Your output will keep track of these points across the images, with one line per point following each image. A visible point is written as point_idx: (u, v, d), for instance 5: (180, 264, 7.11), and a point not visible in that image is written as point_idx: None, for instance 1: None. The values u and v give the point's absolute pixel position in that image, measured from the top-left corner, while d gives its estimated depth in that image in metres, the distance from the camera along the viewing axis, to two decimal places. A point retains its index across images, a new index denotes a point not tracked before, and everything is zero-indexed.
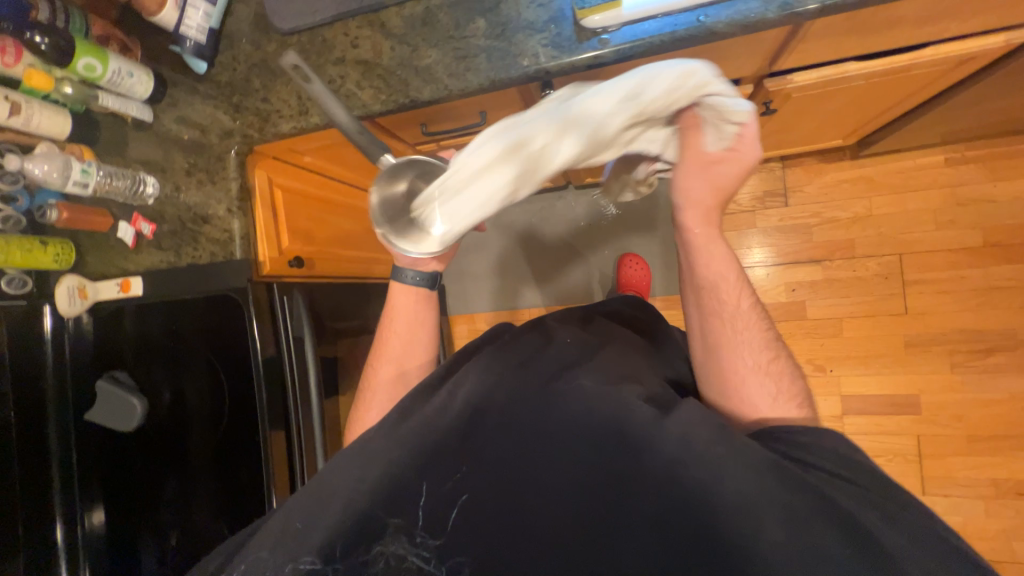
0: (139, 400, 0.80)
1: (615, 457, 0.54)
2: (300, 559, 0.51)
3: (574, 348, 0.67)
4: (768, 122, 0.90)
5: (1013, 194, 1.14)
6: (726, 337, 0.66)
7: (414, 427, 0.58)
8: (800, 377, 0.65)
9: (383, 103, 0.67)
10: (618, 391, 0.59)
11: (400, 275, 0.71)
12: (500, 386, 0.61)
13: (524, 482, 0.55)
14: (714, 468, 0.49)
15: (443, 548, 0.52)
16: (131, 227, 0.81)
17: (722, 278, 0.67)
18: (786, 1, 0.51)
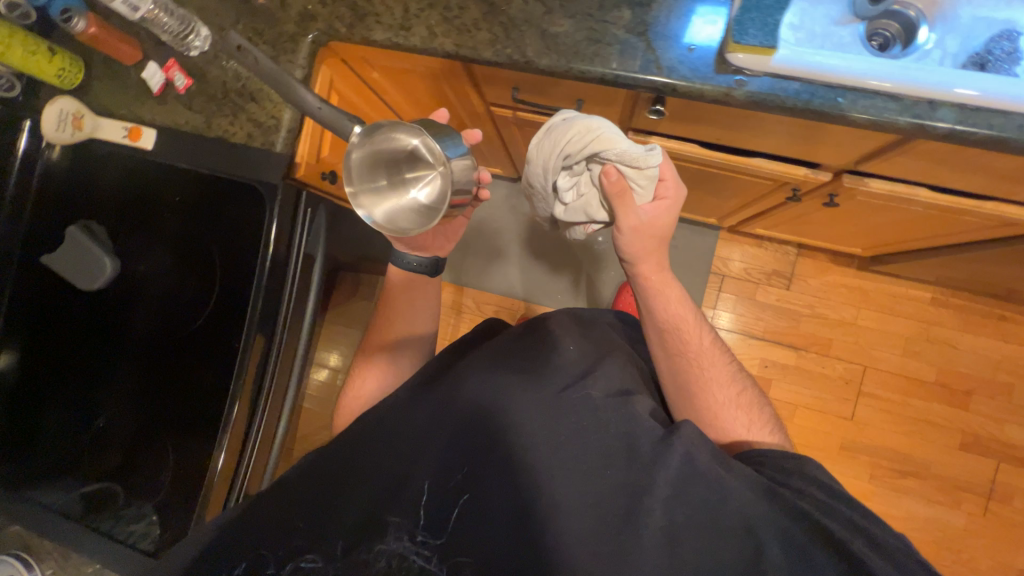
0: (112, 262, 0.73)
1: (624, 468, 0.58)
2: (299, 557, 0.55)
3: (576, 360, 0.70)
4: (818, 211, 0.93)
5: (974, 347, 1.27)
6: (698, 377, 0.72)
7: (416, 433, 0.62)
8: (766, 404, 0.74)
9: (494, 52, 0.63)
10: (626, 412, 0.63)
11: (404, 259, 0.78)
12: (505, 391, 0.64)
13: (537, 483, 0.57)
14: (717, 487, 0.56)
15: (445, 546, 0.55)
16: (161, 72, 0.71)
17: (680, 318, 0.75)
18: (918, 113, 0.53)
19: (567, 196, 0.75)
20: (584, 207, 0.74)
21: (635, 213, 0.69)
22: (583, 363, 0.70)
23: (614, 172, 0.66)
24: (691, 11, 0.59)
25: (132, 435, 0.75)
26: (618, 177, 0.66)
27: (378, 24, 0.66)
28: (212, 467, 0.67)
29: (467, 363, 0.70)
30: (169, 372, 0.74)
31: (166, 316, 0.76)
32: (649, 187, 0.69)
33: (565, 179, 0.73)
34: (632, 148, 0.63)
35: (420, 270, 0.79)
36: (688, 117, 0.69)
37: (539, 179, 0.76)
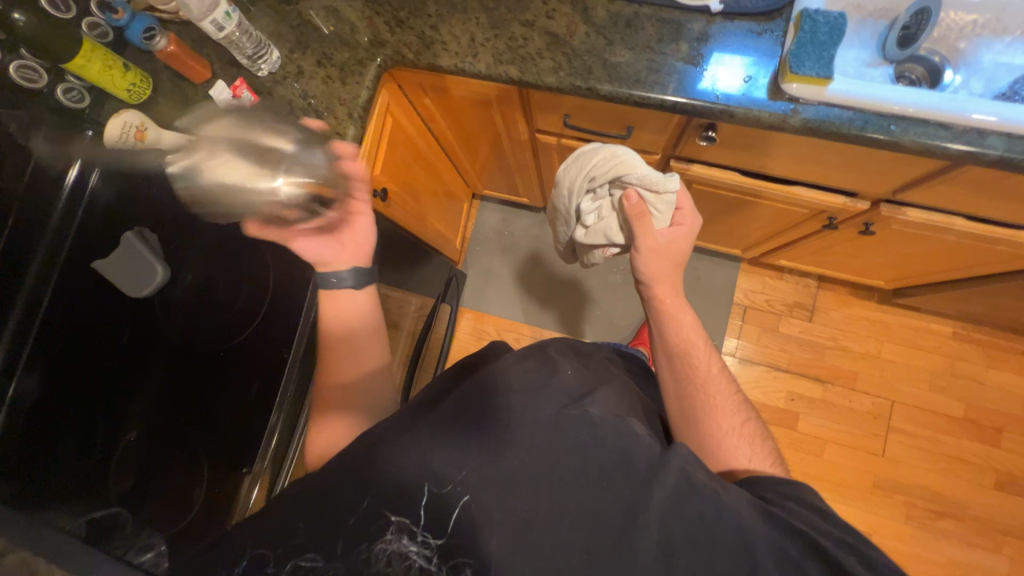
0: (163, 271, 0.72)
1: (619, 484, 0.50)
2: (299, 556, 0.47)
3: (575, 382, 0.61)
4: (849, 241, 0.96)
5: (999, 382, 1.27)
6: (703, 402, 0.66)
7: (402, 431, 0.53)
8: (769, 437, 0.67)
9: (558, 78, 0.66)
10: (622, 427, 0.55)
11: (326, 278, 0.69)
12: (498, 399, 0.55)
13: (521, 500, 0.49)
14: (712, 501, 0.49)
15: (448, 546, 0.48)
16: (229, 90, 0.74)
17: (694, 343, 0.70)
18: (970, 141, 0.56)
19: (589, 219, 0.78)
20: (605, 230, 0.77)
21: (653, 235, 0.71)
22: (580, 385, 0.61)
23: (635, 196, 0.70)
24: (746, 46, 0.63)
25: (161, 456, 0.70)
26: (638, 200, 0.70)
27: (444, 52, 0.70)
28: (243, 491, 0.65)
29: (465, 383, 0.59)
30: (210, 391, 0.70)
31: (201, 325, 0.73)
32: (666, 212, 0.72)
33: (588, 202, 0.77)
34: (651, 173, 0.69)
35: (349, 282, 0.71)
36: (736, 145, 0.72)
37: (565, 203, 0.81)
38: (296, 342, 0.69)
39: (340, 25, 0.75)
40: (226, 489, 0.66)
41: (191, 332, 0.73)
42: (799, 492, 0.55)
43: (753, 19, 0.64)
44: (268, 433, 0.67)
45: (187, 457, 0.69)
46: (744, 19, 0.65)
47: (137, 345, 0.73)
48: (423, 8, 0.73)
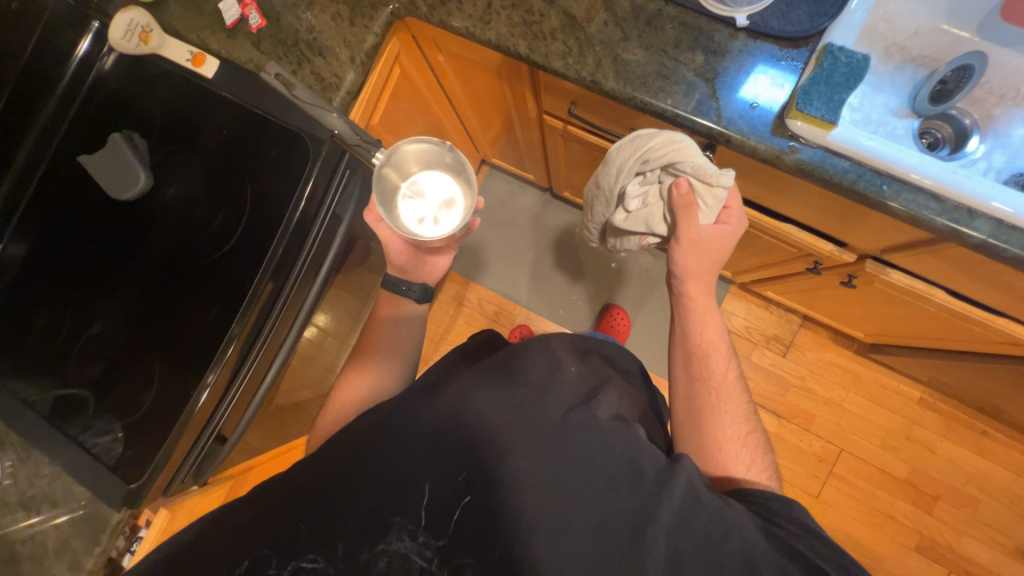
0: (146, 179, 0.72)
1: (624, 493, 0.52)
2: (300, 557, 0.50)
3: (578, 382, 0.64)
4: (834, 289, 0.95)
5: (951, 455, 1.28)
6: (711, 403, 0.67)
7: (415, 428, 0.56)
8: (770, 448, 0.67)
9: (565, 65, 0.64)
10: (629, 437, 0.57)
11: (404, 289, 0.80)
12: (511, 401, 0.58)
13: (540, 501, 0.51)
14: (720, 520, 0.51)
15: (448, 549, 0.50)
16: (237, 8, 0.73)
17: (712, 347, 0.70)
18: (952, 219, 0.55)
19: (633, 202, 0.72)
20: (647, 217, 0.72)
21: (697, 229, 0.67)
22: (583, 386, 0.64)
23: (685, 185, 0.65)
24: (762, 71, 0.61)
25: (123, 353, 0.73)
26: (687, 190, 0.65)
27: (459, 12, 0.67)
28: (194, 398, 0.70)
29: (470, 372, 0.63)
30: (171, 301, 0.73)
31: (169, 242, 0.73)
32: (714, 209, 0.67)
33: (635, 185, 0.70)
34: (708, 163, 0.62)
35: (416, 297, 0.81)
36: (733, 170, 0.70)
37: (609, 182, 0.73)
38: (267, 258, 0.69)
39: None
40: (181, 393, 0.71)
41: (158, 243, 0.74)
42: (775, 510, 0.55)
43: (777, 42, 0.61)
44: (224, 342, 0.69)
45: (145, 359, 0.73)
46: (769, 41, 0.61)
47: (114, 241, 0.75)
48: None
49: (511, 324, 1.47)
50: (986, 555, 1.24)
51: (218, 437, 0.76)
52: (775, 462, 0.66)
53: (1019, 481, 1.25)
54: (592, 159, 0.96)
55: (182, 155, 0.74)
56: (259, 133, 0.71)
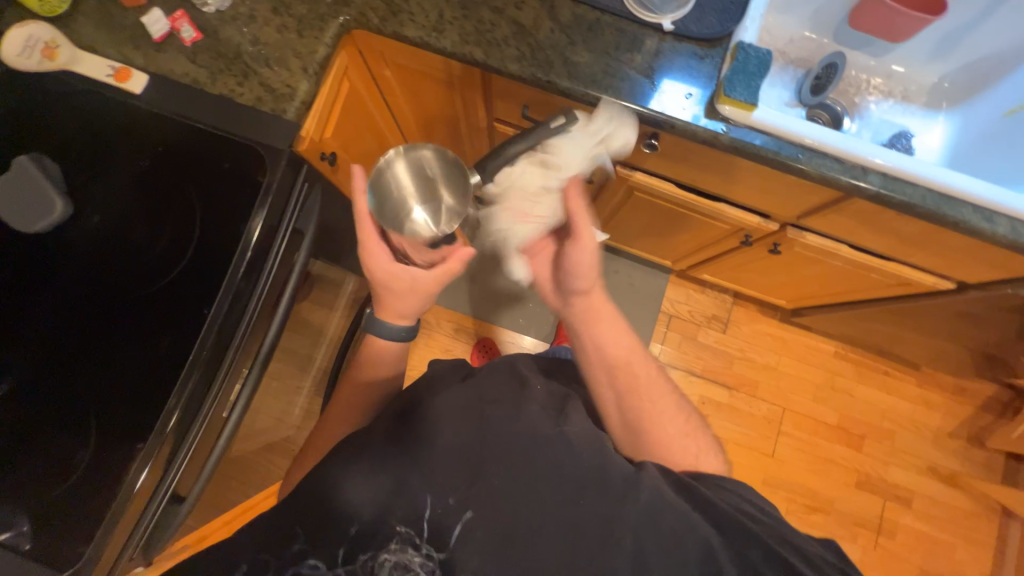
0: (63, 205, 0.63)
1: (593, 500, 0.51)
2: (302, 561, 0.50)
3: (546, 396, 0.63)
4: (761, 259, 1.09)
5: (866, 397, 1.48)
6: (643, 408, 0.66)
7: (408, 438, 0.55)
8: (706, 425, 0.69)
9: (521, 67, 0.69)
10: (599, 444, 0.56)
11: (387, 330, 0.69)
12: (481, 425, 0.55)
13: (504, 514, 0.50)
14: (683, 518, 0.50)
15: (448, 560, 0.50)
16: (166, 21, 0.69)
17: (627, 351, 0.69)
18: (853, 176, 0.67)
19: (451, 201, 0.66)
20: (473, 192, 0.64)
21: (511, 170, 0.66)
22: (553, 401, 0.62)
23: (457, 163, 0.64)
24: (689, 68, 0.70)
25: (41, 418, 0.60)
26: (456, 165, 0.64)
27: (412, 23, 0.70)
28: (128, 484, 0.58)
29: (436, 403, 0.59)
30: (99, 340, 0.62)
31: (95, 273, 0.64)
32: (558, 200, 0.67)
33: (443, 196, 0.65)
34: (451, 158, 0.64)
35: (400, 338, 0.70)
36: (674, 156, 0.79)
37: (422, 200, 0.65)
38: (207, 324, 0.61)
39: None
40: (124, 452, 0.59)
41: (81, 277, 0.64)
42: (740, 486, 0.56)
43: (697, 44, 0.72)
44: (163, 414, 0.59)
45: (71, 420, 0.60)
46: (690, 43, 0.71)
47: (21, 284, 0.63)
48: None
49: (474, 339, 1.46)
50: (909, 479, 1.44)
51: (174, 496, 0.64)
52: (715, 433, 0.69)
53: (920, 409, 1.48)
54: None
55: (111, 176, 0.66)
56: (202, 147, 0.66)
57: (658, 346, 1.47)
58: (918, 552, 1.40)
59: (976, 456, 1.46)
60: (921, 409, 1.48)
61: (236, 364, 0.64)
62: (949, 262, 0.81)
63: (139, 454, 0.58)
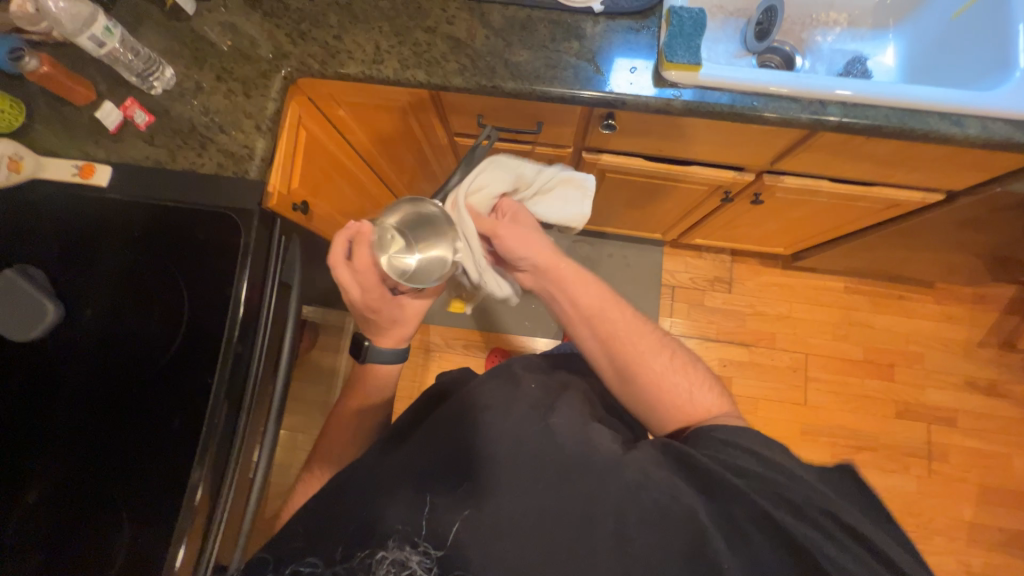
0: (55, 307, 0.65)
1: (578, 485, 0.50)
2: (299, 561, 0.50)
3: (539, 392, 0.61)
4: (747, 212, 1.08)
5: (887, 325, 1.46)
6: (628, 354, 0.66)
7: (410, 448, 0.56)
8: (700, 362, 0.69)
9: (464, 79, 0.70)
10: (587, 430, 0.56)
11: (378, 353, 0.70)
12: (470, 426, 0.56)
13: (490, 505, 0.50)
14: (669, 490, 0.50)
15: (446, 559, 0.49)
16: (119, 111, 0.71)
17: (603, 302, 0.69)
18: (813, 111, 0.67)
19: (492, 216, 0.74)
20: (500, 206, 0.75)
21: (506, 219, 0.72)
22: (544, 397, 0.61)
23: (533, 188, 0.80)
24: (628, 42, 0.71)
25: (73, 516, 0.61)
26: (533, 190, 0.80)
27: (351, 60, 0.72)
28: (168, 564, 0.58)
29: (430, 416, 0.60)
30: (118, 428, 0.63)
31: (102, 366, 0.65)
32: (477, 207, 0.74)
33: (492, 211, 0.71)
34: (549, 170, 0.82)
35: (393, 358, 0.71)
36: (634, 131, 0.80)
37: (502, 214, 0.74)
38: (216, 390, 0.63)
39: (239, 39, 0.74)
40: (160, 530, 0.60)
41: (87, 372, 0.65)
42: (730, 437, 0.56)
43: (631, 18, 0.72)
44: (190, 489, 0.60)
45: (102, 512, 0.61)
46: (624, 19, 0.72)
47: (31, 391, 0.64)
48: (325, 19, 0.74)
49: (485, 351, 1.46)
50: (948, 398, 1.41)
51: (218, 567, 0.63)
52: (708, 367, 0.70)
53: (943, 326, 1.46)
54: None
55: (95, 269, 0.67)
56: (177, 222, 0.68)
57: (668, 319, 1.46)
58: (976, 470, 1.36)
59: (1012, 360, 1.42)
60: (945, 325, 1.46)
61: (250, 426, 0.65)
62: (931, 174, 0.80)
63: (175, 533, 0.59)
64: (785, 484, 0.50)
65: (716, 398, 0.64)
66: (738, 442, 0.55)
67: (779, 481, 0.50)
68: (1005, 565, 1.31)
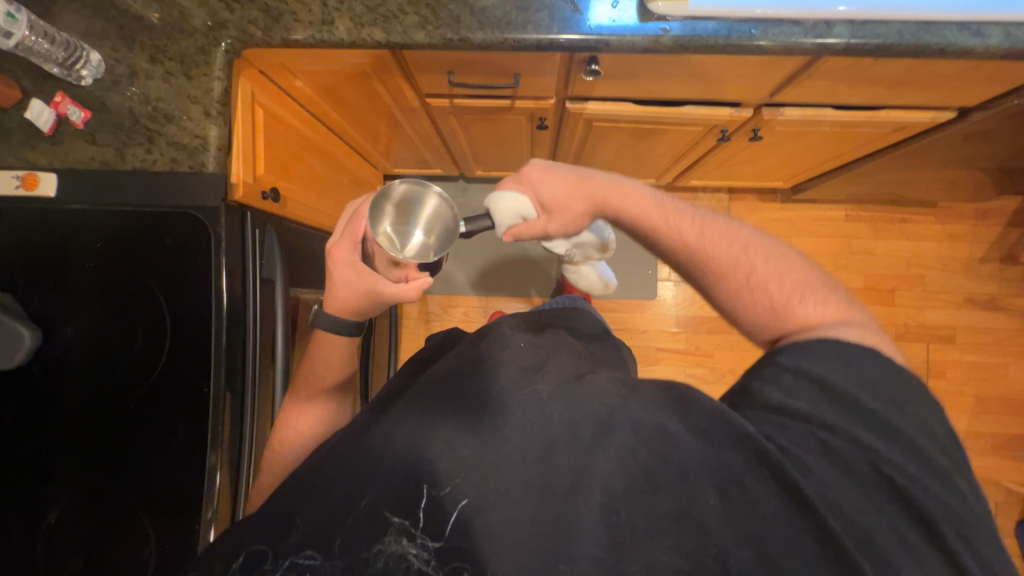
0: (31, 331, 0.63)
1: (564, 453, 0.45)
2: (294, 554, 0.43)
3: (527, 355, 0.56)
4: (745, 149, 1.02)
5: (889, 250, 1.44)
6: (703, 262, 0.57)
7: (381, 430, 0.50)
8: (809, 269, 0.55)
9: (427, 34, 0.62)
10: (577, 388, 0.50)
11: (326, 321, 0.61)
12: (450, 402, 0.50)
13: (483, 474, 0.45)
14: (663, 445, 0.44)
15: (446, 549, 0.43)
16: (49, 109, 0.62)
17: (654, 212, 0.60)
18: (819, 33, 0.60)
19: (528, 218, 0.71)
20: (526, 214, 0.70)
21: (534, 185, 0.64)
22: (533, 357, 0.56)
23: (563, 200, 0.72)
24: None
25: (96, 531, 0.62)
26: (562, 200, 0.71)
27: (297, 23, 0.63)
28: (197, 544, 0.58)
29: (416, 387, 0.55)
30: (128, 441, 0.64)
31: (99, 384, 0.66)
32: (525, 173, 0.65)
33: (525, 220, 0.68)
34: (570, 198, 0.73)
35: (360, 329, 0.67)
36: (620, 74, 0.73)
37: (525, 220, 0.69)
38: (214, 376, 0.61)
39: (167, 8, 0.65)
40: (184, 533, 0.59)
41: (87, 390, 0.66)
42: (798, 362, 0.47)
43: None
44: (208, 474, 0.59)
45: (125, 522, 0.62)
46: None
47: (40, 417, 0.65)
48: None
49: (485, 316, 1.45)
50: (948, 316, 1.42)
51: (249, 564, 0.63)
52: (824, 271, 0.56)
53: (946, 246, 1.43)
54: (489, 123, 0.97)
55: (82, 289, 0.68)
56: (146, 228, 0.65)
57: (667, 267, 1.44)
58: (972, 382, 1.40)
59: (1013, 273, 1.42)
60: (947, 245, 1.43)
61: (257, 429, 0.63)
62: (943, 92, 0.74)
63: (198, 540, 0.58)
64: (834, 418, 0.44)
65: (824, 309, 0.51)
66: (804, 367, 0.46)
67: (826, 417, 0.44)
68: (996, 467, 1.38)
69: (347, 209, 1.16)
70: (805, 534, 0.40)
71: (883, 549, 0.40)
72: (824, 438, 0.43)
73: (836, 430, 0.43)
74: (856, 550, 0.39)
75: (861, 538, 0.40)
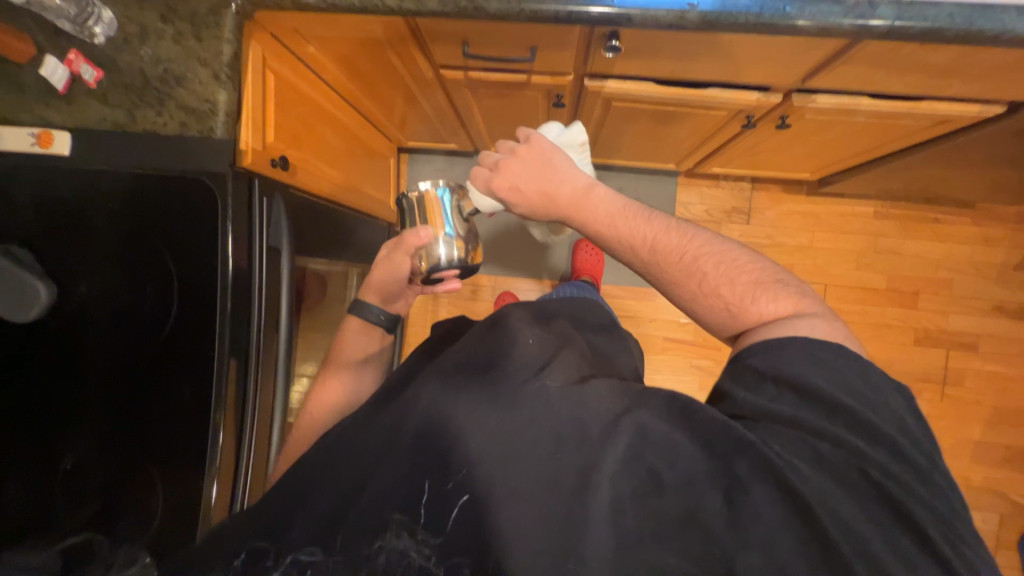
0: (46, 286, 0.65)
1: (569, 456, 0.47)
2: (298, 550, 0.47)
3: (536, 352, 0.56)
4: (771, 137, 0.97)
5: (917, 251, 1.37)
6: (664, 270, 0.57)
7: (385, 423, 0.52)
8: (760, 264, 0.57)
9: (441, 1, 0.59)
10: (583, 392, 0.51)
11: (364, 311, 0.72)
12: (457, 397, 0.51)
13: (485, 473, 0.47)
14: (666, 453, 0.46)
15: (445, 545, 0.46)
16: (63, 67, 0.62)
17: (617, 218, 0.58)
18: (861, 14, 0.55)
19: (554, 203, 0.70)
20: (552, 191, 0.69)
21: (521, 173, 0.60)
22: (541, 353, 0.56)
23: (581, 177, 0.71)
24: None
25: (109, 480, 0.65)
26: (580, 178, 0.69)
27: None
28: (204, 504, 0.60)
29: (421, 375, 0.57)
30: (138, 398, 0.67)
31: (111, 342, 0.68)
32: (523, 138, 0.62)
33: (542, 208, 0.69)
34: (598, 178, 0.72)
35: (379, 324, 0.72)
36: (642, 51, 0.69)
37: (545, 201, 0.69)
38: (219, 338, 0.62)
39: None
40: (189, 490, 0.62)
41: (101, 347, 0.69)
42: (770, 365, 0.49)
43: None
44: (212, 433, 0.61)
45: (135, 474, 0.65)
46: None
47: (60, 370, 0.68)
48: None
49: (493, 295, 1.45)
50: (973, 323, 1.36)
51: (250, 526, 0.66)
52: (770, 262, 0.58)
53: (979, 249, 1.36)
54: (505, 98, 0.94)
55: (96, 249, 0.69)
56: (157, 191, 0.66)
57: None
58: (991, 393, 1.36)
59: None
60: (981, 248, 1.36)
61: (260, 394, 0.64)
62: (994, 84, 0.68)
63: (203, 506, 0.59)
64: (817, 421, 0.45)
65: (776, 306, 0.54)
66: (780, 372, 0.48)
67: (803, 417, 0.46)
68: (1007, 479, 1.34)
69: (359, 181, 1.15)
70: (808, 546, 0.41)
71: (887, 547, 0.40)
72: (814, 441, 0.44)
73: (821, 430, 0.45)
74: (852, 556, 0.40)
75: (856, 548, 0.40)
